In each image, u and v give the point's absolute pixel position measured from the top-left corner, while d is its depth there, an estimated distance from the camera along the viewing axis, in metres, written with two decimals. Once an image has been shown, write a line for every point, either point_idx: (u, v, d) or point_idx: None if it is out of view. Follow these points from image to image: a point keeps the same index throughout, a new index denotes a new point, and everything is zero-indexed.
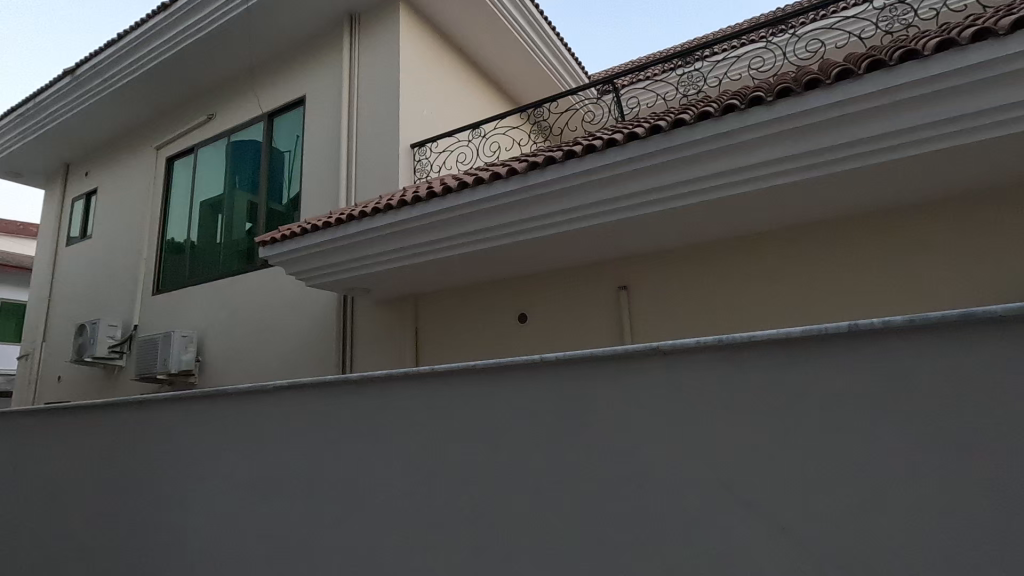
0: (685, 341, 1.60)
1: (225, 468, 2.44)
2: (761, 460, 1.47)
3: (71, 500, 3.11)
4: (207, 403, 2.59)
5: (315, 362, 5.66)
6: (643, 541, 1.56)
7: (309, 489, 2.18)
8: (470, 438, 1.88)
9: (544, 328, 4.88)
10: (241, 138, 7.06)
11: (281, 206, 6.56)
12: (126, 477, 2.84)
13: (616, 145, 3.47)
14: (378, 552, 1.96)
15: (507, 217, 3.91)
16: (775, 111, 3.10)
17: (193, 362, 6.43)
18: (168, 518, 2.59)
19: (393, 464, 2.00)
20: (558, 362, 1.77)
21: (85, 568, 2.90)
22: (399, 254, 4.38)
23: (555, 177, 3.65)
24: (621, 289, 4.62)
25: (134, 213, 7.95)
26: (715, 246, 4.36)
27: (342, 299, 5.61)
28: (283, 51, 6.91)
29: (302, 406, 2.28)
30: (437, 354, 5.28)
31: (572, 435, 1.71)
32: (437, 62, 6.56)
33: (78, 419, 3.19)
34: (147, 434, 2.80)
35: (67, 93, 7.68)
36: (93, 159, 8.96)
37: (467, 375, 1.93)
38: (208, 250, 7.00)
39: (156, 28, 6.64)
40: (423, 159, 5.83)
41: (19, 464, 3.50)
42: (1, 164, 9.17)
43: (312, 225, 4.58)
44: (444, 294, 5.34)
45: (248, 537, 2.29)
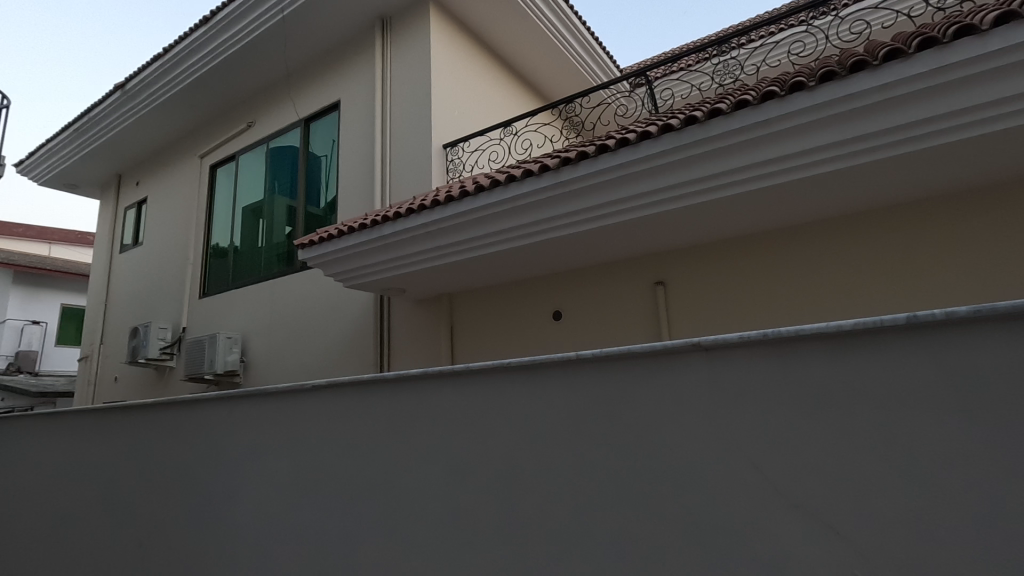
0: (726, 336, 1.55)
1: (269, 465, 2.51)
2: (809, 458, 1.41)
3: (125, 496, 3.24)
4: (251, 402, 2.67)
5: (354, 361, 5.76)
6: (686, 543, 1.52)
7: (349, 486, 2.21)
8: (507, 436, 1.87)
9: (579, 324, 4.84)
10: (279, 143, 7.25)
11: (318, 210, 6.70)
12: (176, 474, 2.95)
13: (650, 137, 3.41)
14: (418, 550, 1.97)
15: (539, 214, 3.89)
16: (817, 96, 2.98)
17: (238, 362, 6.65)
18: (216, 515, 2.68)
19: (431, 462, 2.02)
20: (595, 359, 1.74)
21: (140, 562, 3.02)
22: (433, 253, 4.41)
23: (589, 172, 3.61)
24: (657, 285, 4.54)
25: (181, 219, 8.26)
26: (757, 238, 4.23)
27: (379, 299, 5.70)
28: (318, 58, 7.06)
29: (341, 405, 2.32)
30: (472, 350, 5.29)
31: (610, 434, 1.69)
32: (469, 61, 6.58)
33: (132, 418, 3.33)
34: (196, 432, 2.91)
35: (117, 107, 8.03)
36: (142, 168, 9.36)
37: (503, 374, 1.93)
38: (250, 254, 7.22)
39: (198, 41, 6.88)
40: (455, 159, 5.87)
41: (78, 461, 3.68)
42: (59, 177, 9.67)
43: (348, 227, 4.66)
44: (478, 292, 5.37)
45: (292, 533, 2.35)
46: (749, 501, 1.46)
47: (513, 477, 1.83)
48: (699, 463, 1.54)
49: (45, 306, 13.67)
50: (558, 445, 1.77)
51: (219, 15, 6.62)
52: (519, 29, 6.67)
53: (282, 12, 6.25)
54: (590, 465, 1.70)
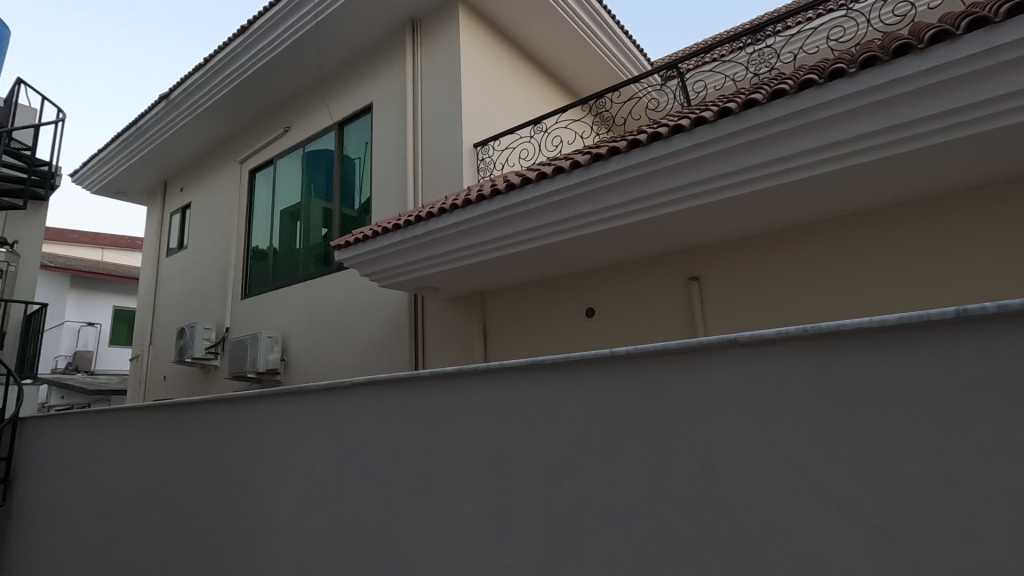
0: (765, 332, 1.52)
1: (311, 462, 2.58)
2: (852, 456, 1.37)
3: (176, 489, 3.38)
4: (293, 399, 2.76)
5: (390, 360, 5.86)
6: (724, 542, 1.50)
7: (387, 482, 2.27)
8: (541, 432, 1.89)
9: (613, 322, 4.80)
10: (315, 147, 7.42)
11: (353, 211, 6.84)
12: (223, 468, 3.07)
13: (682, 131, 3.36)
14: (456, 544, 2.01)
15: (571, 211, 3.88)
16: (857, 84, 2.89)
17: (278, 361, 6.85)
18: (261, 508, 2.77)
19: (466, 458, 2.05)
20: (628, 356, 1.73)
21: (190, 553, 3.14)
22: (466, 252, 4.45)
23: (620, 168, 3.58)
24: (692, 280, 4.47)
25: (223, 222, 8.55)
26: (796, 232, 4.11)
27: (413, 298, 5.79)
28: (350, 62, 7.20)
29: (379, 402, 2.37)
30: (504, 348, 5.30)
31: (646, 431, 1.68)
32: (497, 60, 6.60)
33: (181, 415, 3.47)
34: (241, 428, 3.01)
35: (162, 117, 8.37)
36: (186, 175, 9.72)
37: (536, 371, 1.94)
38: (288, 255, 7.42)
39: (237, 50, 7.11)
40: (485, 158, 5.90)
41: (132, 456, 3.85)
42: (110, 185, 10.13)
43: (382, 228, 4.75)
44: (511, 290, 5.38)
45: (333, 527, 2.41)
46: (790, 501, 1.43)
47: (548, 474, 1.85)
48: (736, 462, 1.52)
49: (99, 307, 14.37)
50: (593, 443, 1.77)
51: (256, 24, 6.83)
52: (547, 26, 6.65)
53: (316, 18, 6.41)
54: (626, 462, 1.70)
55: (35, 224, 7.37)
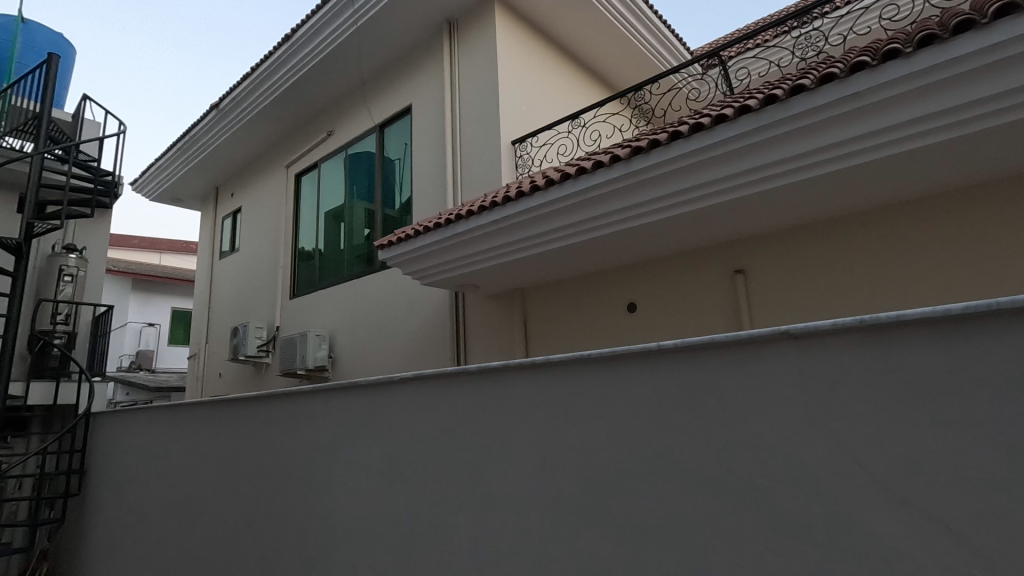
0: (819, 323, 1.49)
1: (363, 454, 2.68)
2: (915, 452, 1.33)
3: (235, 480, 3.56)
4: (344, 393, 2.86)
5: (433, 355, 5.97)
6: (782, 536, 1.47)
7: (436, 473, 2.33)
8: (588, 427, 1.90)
9: (655, 316, 4.75)
10: (357, 150, 7.61)
11: (394, 211, 6.99)
12: (280, 459, 3.22)
13: (725, 121, 3.29)
14: (504, 536, 2.05)
15: (611, 205, 3.86)
16: (913, 64, 2.77)
17: (326, 358, 7.06)
18: (316, 498, 2.89)
19: (514, 451, 2.09)
20: (676, 349, 1.73)
21: (251, 541, 3.30)
22: (506, 249, 4.48)
23: (661, 160, 3.54)
24: (737, 273, 4.38)
25: (272, 225, 8.86)
26: (847, 220, 3.97)
27: (455, 296, 5.88)
28: (390, 65, 7.35)
29: (427, 395, 2.44)
30: (545, 344, 5.32)
31: (694, 425, 1.67)
32: (534, 56, 6.59)
33: (240, 410, 3.65)
34: (296, 422, 3.15)
35: (213, 125, 8.74)
36: (236, 180, 10.12)
37: (583, 365, 1.95)
38: (333, 255, 7.63)
39: (282, 58, 7.35)
40: (523, 154, 5.91)
41: (195, 449, 4.08)
42: (167, 192, 10.65)
43: (423, 227, 4.83)
44: (551, 285, 5.39)
45: (385, 518, 2.50)
46: (848, 497, 1.40)
47: (595, 467, 1.86)
48: (788, 456, 1.50)
49: (158, 308, 15.15)
50: (640, 438, 1.77)
51: (299, 32, 7.05)
52: (584, 21, 6.60)
53: (356, 23, 6.57)
54: (676, 455, 1.69)
55: (100, 232, 7.84)
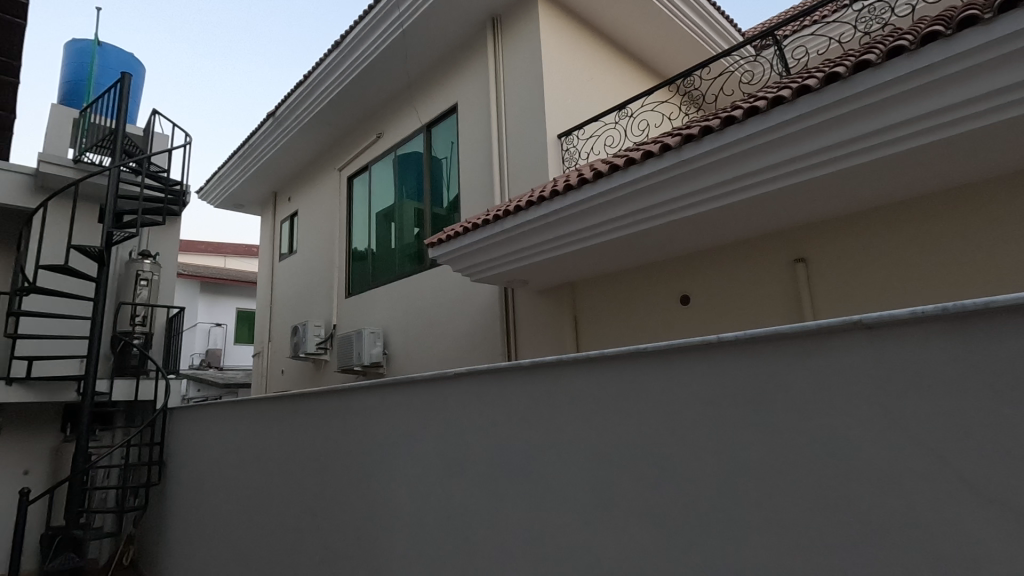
0: (895, 312, 1.40)
1: (419, 448, 2.73)
2: (1007, 450, 1.22)
3: (301, 473, 3.72)
4: (400, 389, 2.94)
5: (484, 351, 6.03)
6: (856, 538, 1.39)
7: (490, 467, 2.35)
8: (644, 421, 1.86)
9: (709, 308, 4.62)
10: (406, 150, 7.77)
11: (442, 210, 7.09)
12: (342, 453, 3.34)
13: (782, 103, 3.16)
14: (561, 530, 2.04)
15: (662, 196, 3.77)
16: (995, 31, 2.55)
17: (381, 355, 7.25)
18: (377, 491, 2.99)
19: (569, 446, 2.08)
20: (736, 342, 1.66)
21: (317, 530, 3.45)
22: (555, 243, 4.46)
23: (714, 147, 3.43)
24: (798, 262, 4.20)
25: (327, 226, 9.18)
26: (919, 202, 3.73)
27: (504, 291, 5.91)
28: (436, 65, 7.45)
29: (481, 391, 2.47)
30: (596, 337, 5.28)
31: (757, 421, 1.60)
32: (579, 48, 6.52)
33: (303, 405, 3.81)
34: (356, 417, 3.26)
35: (270, 132, 9.12)
36: (292, 185, 10.53)
37: (637, 359, 1.91)
38: (385, 255, 7.82)
39: (333, 64, 7.59)
40: (570, 148, 5.84)
41: (262, 442, 4.29)
42: (229, 198, 11.21)
43: (472, 224, 4.88)
44: (601, 279, 5.32)
45: (443, 510, 2.55)
46: (930, 496, 1.31)
47: (652, 463, 1.81)
48: (861, 452, 1.42)
49: (224, 309, 15.99)
50: (699, 435, 1.72)
51: (348, 38, 7.26)
52: (630, 8, 6.46)
53: (402, 26, 6.70)
54: (738, 452, 1.63)
55: (170, 238, 8.36)
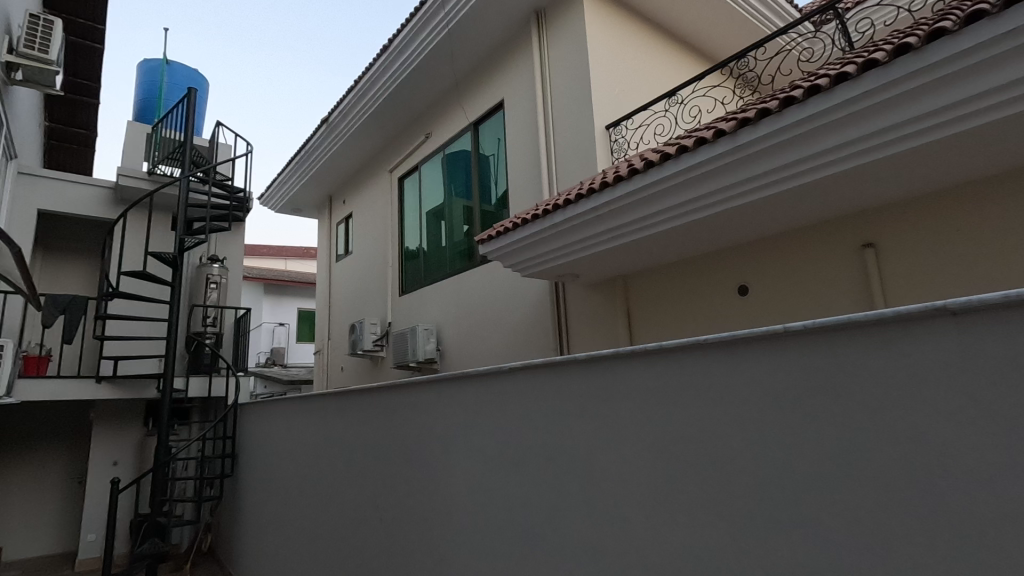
0: (986, 296, 1.26)
1: (477, 442, 2.77)
2: None
3: (364, 465, 3.85)
4: (458, 383, 2.98)
5: (536, 345, 6.04)
6: (947, 544, 1.27)
7: (549, 462, 2.34)
8: (705, 415, 1.79)
9: (769, 299, 4.44)
10: (454, 149, 7.87)
11: (491, 206, 7.13)
12: (402, 446, 3.43)
13: (847, 79, 2.99)
14: (619, 526, 2.00)
15: (717, 183, 3.66)
16: None
17: (435, 351, 7.39)
18: (437, 483, 3.06)
19: (625, 441, 2.03)
20: (805, 333, 1.57)
21: (380, 521, 3.57)
22: (605, 236, 4.41)
23: (773, 130, 3.28)
24: (866, 247, 3.98)
25: (380, 227, 9.42)
26: (1005, 178, 3.45)
27: (555, 286, 5.89)
28: (481, 62, 7.49)
29: (536, 385, 2.46)
30: (649, 330, 5.18)
31: (829, 415, 1.51)
32: (625, 37, 6.39)
33: (365, 400, 3.94)
34: (415, 411, 3.34)
35: (325, 138, 9.45)
36: (346, 188, 10.87)
37: (698, 351, 1.83)
38: (436, 253, 7.95)
39: (382, 67, 7.78)
40: (618, 139, 5.74)
41: (327, 435, 4.47)
42: (289, 203, 11.70)
43: (521, 220, 4.90)
44: (653, 271, 5.22)
45: (502, 503, 2.57)
46: None
47: (715, 460, 1.74)
48: (948, 447, 1.30)
49: (287, 309, 16.75)
50: (764, 429, 1.63)
51: (396, 41, 7.43)
52: None
53: (448, 26, 6.78)
54: (809, 448, 1.53)
55: (235, 244, 8.81)
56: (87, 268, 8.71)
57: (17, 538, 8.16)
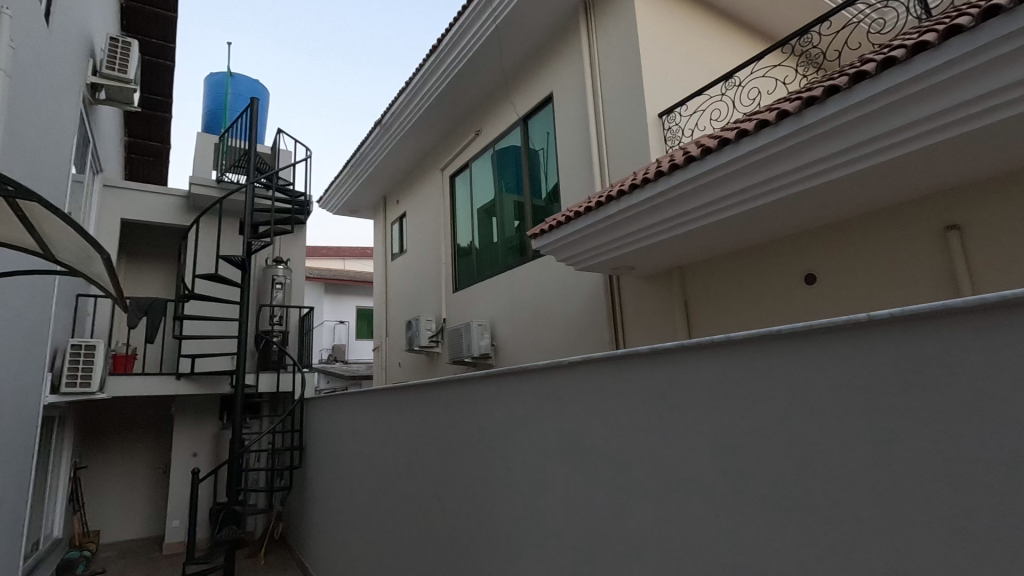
0: None
1: (538, 435, 2.78)
2: None
3: (426, 458, 3.96)
4: (517, 378, 3.01)
5: (591, 339, 5.99)
6: None
7: (612, 457, 2.30)
8: (775, 411, 1.70)
9: (839, 288, 4.21)
10: (504, 145, 7.90)
11: (542, 201, 7.10)
12: (463, 439, 3.50)
13: (926, 49, 2.77)
14: (684, 524, 1.95)
15: (781, 166, 3.48)
16: None
17: (489, 346, 7.45)
18: (498, 476, 3.10)
19: (689, 437, 1.97)
20: (889, 322, 1.46)
21: (443, 511, 3.66)
22: (662, 226, 4.30)
23: (843, 108, 3.08)
24: (950, 230, 3.70)
25: (433, 224, 9.57)
26: None
27: (609, 279, 5.81)
28: (529, 56, 7.46)
29: (596, 379, 2.43)
30: (709, 323, 5.01)
31: (916, 411, 1.39)
32: (677, 21, 6.18)
33: (425, 395, 4.04)
34: (476, 405, 3.40)
35: (378, 140, 9.70)
36: (400, 188, 11.11)
37: (769, 343, 1.74)
38: (488, 249, 8.01)
39: (431, 68, 7.90)
40: (672, 126, 5.58)
41: (389, 429, 4.62)
42: (346, 204, 12.08)
43: (573, 213, 4.85)
44: (712, 261, 5.05)
45: (563, 498, 2.57)
46: None
47: (789, 457, 1.65)
48: None
49: (346, 308, 17.34)
50: (843, 427, 1.53)
51: (444, 41, 7.52)
52: None
53: (495, 22, 6.80)
54: (897, 447, 1.41)
55: (298, 245, 9.20)
56: (166, 273, 9.33)
57: (114, 522, 8.89)
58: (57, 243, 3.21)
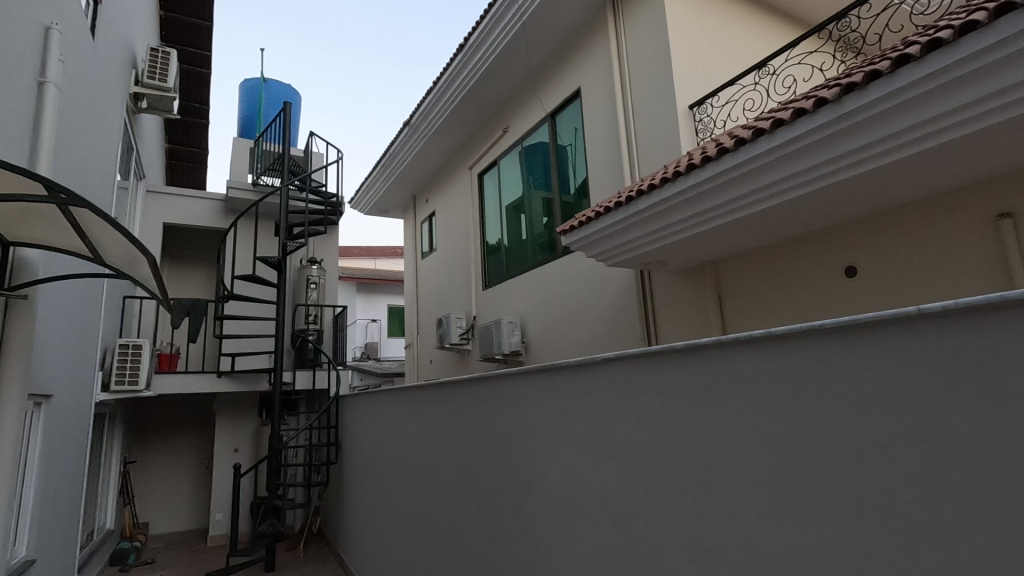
0: None
1: (572, 432, 2.77)
2: None
3: (459, 454, 3.99)
4: (550, 375, 3.00)
5: (622, 335, 5.93)
6: None
7: (647, 454, 2.28)
8: (818, 408, 1.65)
9: (880, 280, 4.07)
10: (532, 141, 7.88)
11: (571, 197, 7.06)
12: (497, 436, 3.51)
13: (975, 28, 2.63)
14: (722, 522, 1.92)
15: (820, 155, 3.38)
16: None
17: (519, 344, 7.46)
18: (532, 473, 3.10)
19: (727, 434, 1.93)
20: (942, 315, 1.39)
21: (477, 507, 3.68)
22: (694, 219, 4.22)
23: (885, 93, 2.96)
24: (1002, 218, 3.54)
25: (462, 222, 9.62)
26: None
27: (641, 274, 5.74)
28: (556, 51, 7.41)
29: (630, 375, 2.41)
30: (743, 319, 4.90)
31: (971, 406, 1.32)
32: (708, 10, 6.05)
33: (458, 392, 4.08)
34: (509, 403, 3.40)
35: (407, 140, 9.80)
36: (429, 187, 11.21)
37: (812, 337, 1.68)
38: (517, 246, 8.01)
39: (459, 66, 7.94)
40: (703, 118, 5.47)
41: (423, 425, 4.68)
42: (376, 205, 12.26)
43: (603, 208, 4.80)
44: (747, 255, 4.94)
45: (598, 494, 2.55)
46: None
47: (833, 455, 1.60)
48: None
49: (378, 306, 17.60)
50: (891, 424, 1.47)
51: (471, 39, 7.54)
52: None
53: (522, 19, 6.79)
54: (950, 444, 1.35)
55: (331, 245, 9.38)
56: (206, 274, 9.64)
57: (162, 514, 9.26)
58: (105, 247, 3.36)
